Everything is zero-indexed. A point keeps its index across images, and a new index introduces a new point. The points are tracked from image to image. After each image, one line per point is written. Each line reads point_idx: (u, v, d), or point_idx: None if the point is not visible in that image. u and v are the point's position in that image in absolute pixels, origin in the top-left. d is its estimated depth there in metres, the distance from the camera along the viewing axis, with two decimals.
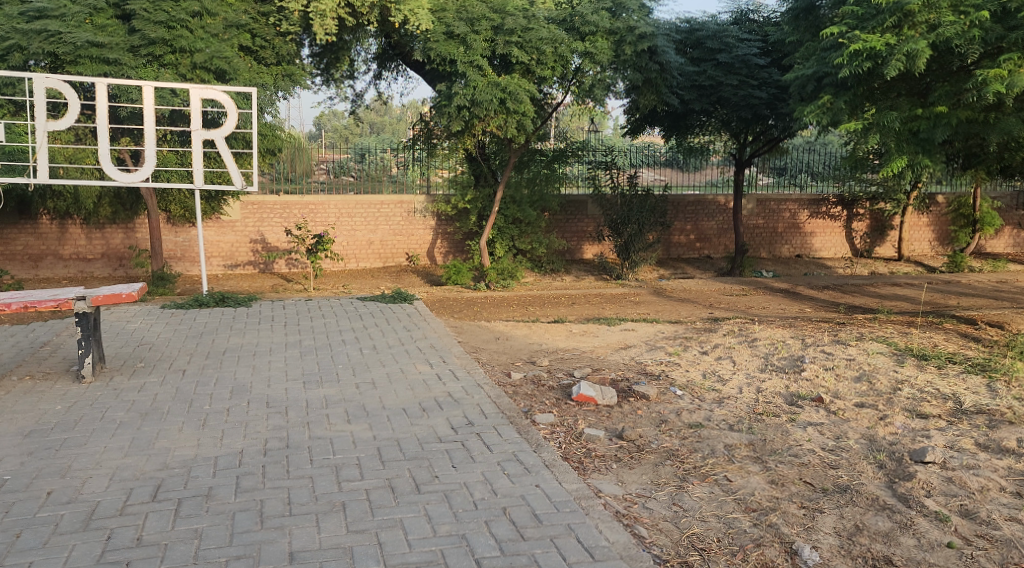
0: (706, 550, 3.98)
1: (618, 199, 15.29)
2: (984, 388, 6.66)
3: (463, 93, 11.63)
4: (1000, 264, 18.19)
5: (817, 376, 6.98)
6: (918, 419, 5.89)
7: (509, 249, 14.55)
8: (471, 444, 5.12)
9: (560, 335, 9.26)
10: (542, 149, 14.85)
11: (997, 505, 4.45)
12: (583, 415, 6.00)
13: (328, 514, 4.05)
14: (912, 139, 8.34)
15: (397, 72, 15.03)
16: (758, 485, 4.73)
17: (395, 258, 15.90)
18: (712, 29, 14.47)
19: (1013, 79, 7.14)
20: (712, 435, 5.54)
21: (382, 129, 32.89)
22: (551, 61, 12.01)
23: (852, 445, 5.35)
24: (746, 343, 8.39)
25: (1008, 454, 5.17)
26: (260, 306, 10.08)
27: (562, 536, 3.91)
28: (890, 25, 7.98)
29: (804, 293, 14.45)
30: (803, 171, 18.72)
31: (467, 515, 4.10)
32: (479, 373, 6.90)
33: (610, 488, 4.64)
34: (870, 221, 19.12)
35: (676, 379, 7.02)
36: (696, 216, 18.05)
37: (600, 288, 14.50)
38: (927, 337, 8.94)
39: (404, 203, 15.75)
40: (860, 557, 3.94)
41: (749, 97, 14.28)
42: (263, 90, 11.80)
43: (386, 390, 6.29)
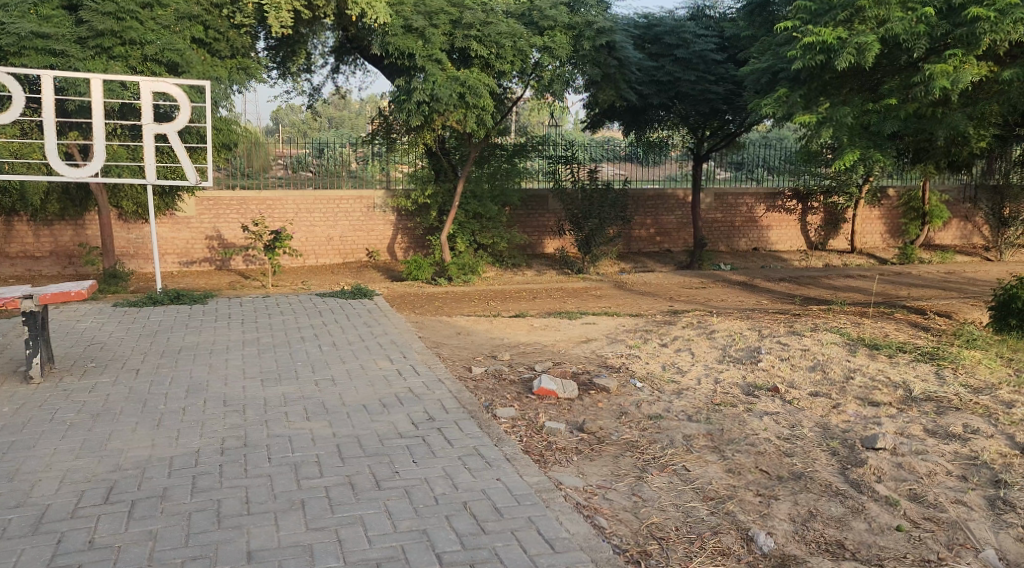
0: (665, 539, 4.04)
1: (579, 193, 15.38)
2: (933, 375, 6.87)
3: (423, 88, 11.58)
4: (948, 256, 18.70)
5: (773, 367, 7.12)
6: (870, 407, 6.05)
7: (470, 243, 14.49)
8: (432, 439, 5.12)
9: (522, 329, 9.28)
10: (502, 144, 14.77)
11: (945, 489, 4.59)
12: (544, 408, 6.02)
13: (287, 512, 4.02)
14: (864, 133, 8.51)
15: (354, 66, 14.86)
16: (715, 474, 4.81)
17: (355, 254, 15.80)
18: (670, 25, 14.65)
19: (958, 74, 7.34)
20: (671, 426, 5.62)
21: (342, 123, 32.29)
22: (510, 56, 11.97)
23: (806, 433, 5.47)
24: (705, 335, 8.51)
25: (955, 439, 5.33)
26: (216, 303, 9.92)
27: (523, 529, 3.93)
28: (842, 20, 8.16)
29: (761, 285, 14.69)
30: (760, 165, 18.88)
31: (428, 509, 4.10)
32: (440, 368, 6.89)
33: (571, 480, 4.67)
34: (825, 215, 19.44)
35: (636, 371, 7.10)
36: (655, 210, 18.22)
37: (562, 282, 14.57)
38: (879, 326, 9.19)
39: (364, 198, 15.64)
40: (814, 542, 4.04)
41: (707, 92, 14.49)
42: (217, 84, 11.55)
43: (346, 387, 6.24)
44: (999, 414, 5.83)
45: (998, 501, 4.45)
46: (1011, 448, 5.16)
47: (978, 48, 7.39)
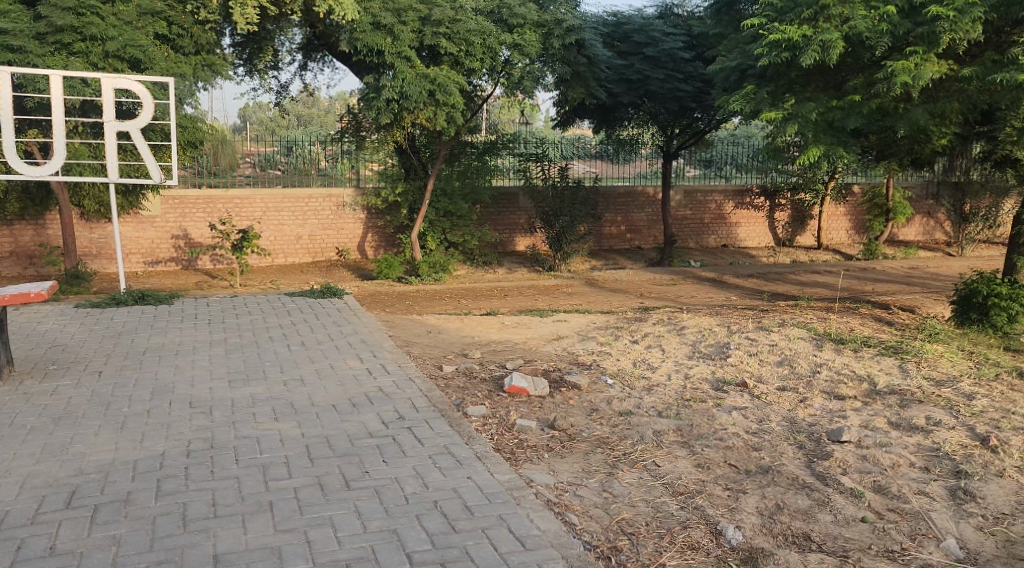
0: (635, 534, 4.07)
1: (549, 191, 15.47)
2: (896, 369, 7.00)
3: (392, 85, 11.53)
4: (912, 251, 19.03)
5: (742, 362, 7.20)
6: (836, 401, 6.14)
7: (440, 242, 14.43)
8: (403, 439, 5.10)
9: (493, 327, 9.28)
10: (472, 141, 14.73)
11: (908, 480, 4.67)
12: (515, 406, 6.02)
13: (254, 514, 3.98)
14: (829, 130, 8.62)
15: (323, 63, 14.72)
16: (685, 469, 4.85)
17: (325, 252, 15.68)
18: (638, 23, 14.77)
19: (919, 72, 7.46)
20: (641, 421, 5.66)
21: (309, 121, 31.97)
22: (480, 53, 11.98)
23: (774, 427, 5.54)
24: (675, 331, 8.57)
25: (918, 431, 5.44)
26: (183, 303, 9.79)
27: (494, 527, 3.93)
28: (807, 18, 8.25)
29: (730, 282, 14.84)
30: (729, 163, 19.07)
31: (399, 509, 4.08)
32: (411, 367, 6.87)
33: (542, 477, 4.68)
34: (792, 211, 19.70)
35: (607, 368, 7.14)
36: (626, 207, 18.32)
37: (533, 279, 14.59)
38: (845, 321, 9.34)
39: (333, 197, 15.53)
40: (781, 535, 4.09)
41: (676, 90, 14.60)
42: (182, 81, 11.39)
43: (315, 387, 6.19)
44: (960, 406, 5.96)
45: (959, 491, 4.54)
46: (971, 439, 5.27)
47: (938, 47, 7.54)
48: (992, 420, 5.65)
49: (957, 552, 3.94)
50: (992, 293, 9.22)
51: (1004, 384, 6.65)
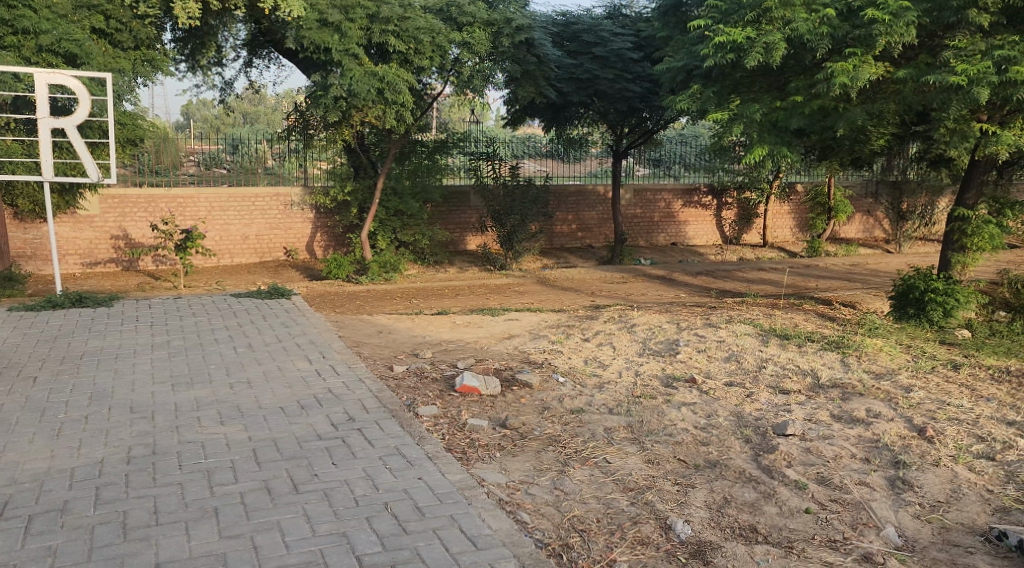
0: (587, 531, 4.09)
1: (500, 190, 15.57)
2: (838, 362, 7.18)
3: (340, 83, 11.34)
4: (852, 249, 19.53)
5: (690, 358, 7.30)
6: (781, 395, 6.27)
7: (391, 241, 14.31)
8: (353, 440, 5.05)
9: (444, 326, 9.26)
10: (422, 140, 14.65)
11: (849, 471, 4.79)
12: (466, 406, 6.01)
13: (198, 520, 3.89)
14: (773, 130, 8.80)
15: (269, 60, 14.50)
16: (635, 465, 4.89)
17: (272, 252, 15.42)
18: (588, 23, 14.93)
19: (858, 73, 7.65)
20: (593, 419, 5.69)
21: (257, 119, 31.46)
22: (429, 51, 11.92)
23: (721, 422, 5.63)
24: (626, 329, 8.66)
25: (858, 423, 5.58)
26: (124, 306, 9.53)
27: (445, 527, 3.92)
28: (750, 19, 8.42)
29: (678, 279, 15.04)
30: (678, 162, 19.30)
31: (348, 512, 4.04)
32: (360, 367, 6.80)
33: (494, 476, 4.68)
34: (738, 210, 20.05)
35: (559, 366, 7.17)
36: (577, 206, 18.40)
37: (485, 278, 14.58)
38: (789, 317, 9.53)
39: (280, 195, 15.28)
40: (728, 527, 4.15)
41: (625, 90, 14.72)
42: (120, 76, 11.09)
43: (262, 389, 6.08)
44: (899, 398, 6.13)
45: (897, 480, 4.68)
46: (909, 430, 5.44)
47: (875, 49, 7.74)
48: (928, 411, 5.83)
49: (895, 540, 4.05)
50: (928, 289, 9.53)
51: (940, 376, 6.87)
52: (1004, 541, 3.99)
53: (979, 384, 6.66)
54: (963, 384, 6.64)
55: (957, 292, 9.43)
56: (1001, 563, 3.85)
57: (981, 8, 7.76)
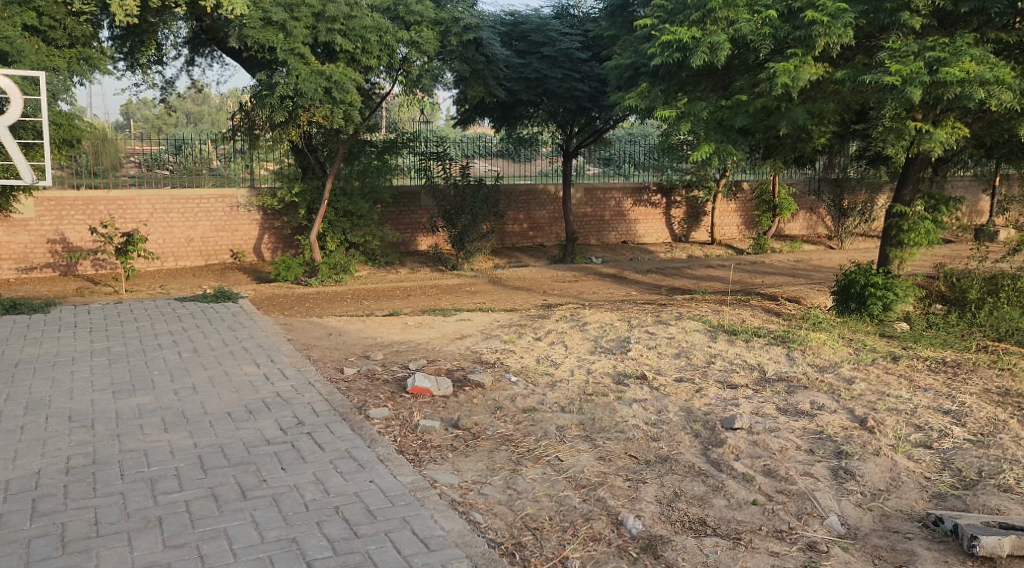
0: (539, 529, 4.10)
1: (451, 189, 15.58)
2: (784, 356, 7.34)
3: (286, 82, 11.18)
4: (796, 245, 20.03)
5: (641, 355, 7.38)
6: (729, 389, 6.38)
7: (341, 242, 14.15)
8: (302, 444, 4.98)
9: (395, 327, 9.21)
10: (372, 140, 14.53)
11: (795, 462, 4.90)
12: (418, 406, 5.97)
13: (141, 531, 3.79)
14: (718, 128, 8.95)
15: (211, 59, 14.24)
16: (587, 462, 4.92)
17: (218, 254, 15.12)
18: (536, 23, 15.00)
19: (798, 73, 7.82)
20: (545, 418, 5.71)
21: (201, 119, 30.84)
22: (376, 51, 11.83)
23: (672, 418, 5.69)
24: (577, 327, 8.71)
25: (803, 415, 5.71)
26: (62, 312, 9.22)
27: (397, 529, 3.89)
28: (696, 20, 8.55)
29: (629, 277, 15.19)
30: (627, 162, 19.61)
31: (297, 517, 3.98)
32: (309, 371, 6.71)
33: (446, 477, 4.65)
34: (687, 208, 20.42)
35: (511, 365, 7.18)
36: (528, 205, 18.39)
37: (437, 278, 14.54)
38: (737, 313, 9.70)
39: (226, 197, 14.98)
40: (678, 521, 4.21)
41: (573, 90, 14.79)
42: (55, 75, 10.72)
43: (208, 395, 5.96)
44: (841, 390, 6.29)
45: (840, 470, 4.80)
46: (851, 421, 5.59)
47: (814, 50, 7.93)
48: (869, 402, 6.00)
49: (838, 528, 4.15)
50: (868, 284, 9.80)
51: (880, 367, 7.08)
52: (940, 526, 4.13)
53: (917, 374, 6.88)
54: (902, 375, 6.85)
55: (896, 286, 9.71)
56: (938, 547, 3.98)
57: (914, 10, 8.01)
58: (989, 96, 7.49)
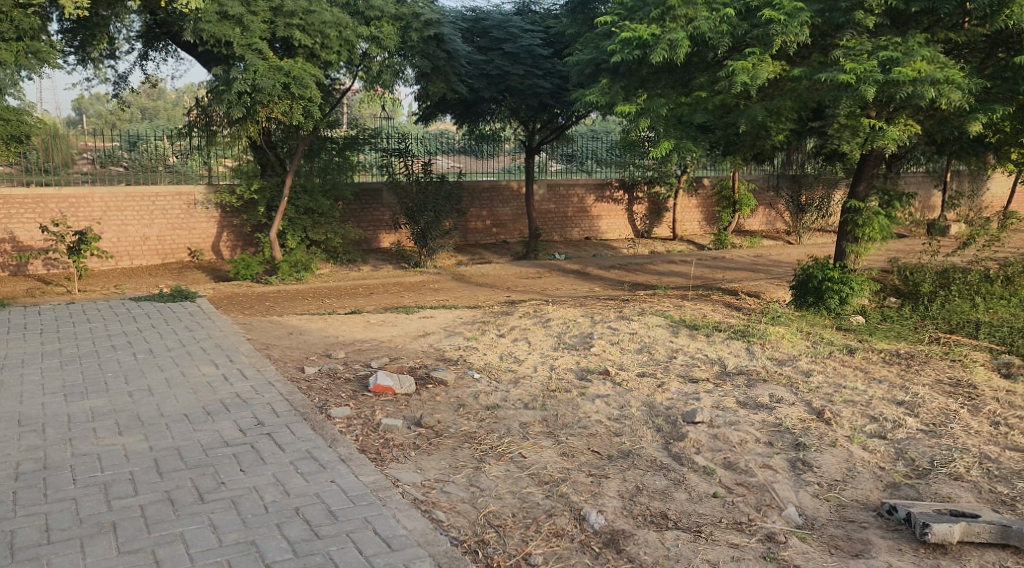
0: (502, 526, 4.10)
1: (413, 186, 15.41)
2: (744, 350, 7.44)
3: (243, 78, 11.00)
4: (756, 240, 20.31)
5: (604, 351, 7.41)
6: (690, 384, 6.44)
7: (302, 240, 13.96)
8: (262, 445, 4.91)
9: (358, 325, 9.11)
10: (332, 137, 14.40)
11: (754, 455, 4.97)
12: (380, 405, 5.93)
13: (95, 536, 3.71)
14: (678, 125, 9.03)
15: (166, 52, 13.94)
16: (550, 458, 4.93)
17: (175, 254, 14.82)
18: (497, 19, 14.98)
19: (757, 71, 7.93)
20: (508, 414, 5.71)
21: (156, 114, 30.34)
22: (337, 46, 11.69)
23: (634, 413, 5.73)
24: (540, 324, 8.71)
25: (762, 408, 5.79)
26: (10, 313, 8.96)
27: (359, 530, 3.85)
28: (655, 17, 8.63)
29: (592, 273, 15.26)
30: (590, 158, 19.70)
31: (256, 519, 3.92)
32: (269, 370, 6.62)
33: (408, 476, 4.63)
34: (648, 204, 20.58)
35: (474, 362, 7.15)
36: (491, 202, 18.34)
37: (400, 276, 14.45)
38: (698, 308, 9.79)
39: (183, 194, 14.70)
40: (640, 516, 4.24)
41: (535, 86, 14.76)
42: (1, 69, 10.42)
43: (164, 396, 5.85)
44: (799, 383, 6.40)
45: (798, 462, 4.88)
46: (809, 413, 5.68)
47: (771, 48, 8.04)
48: (827, 394, 6.10)
49: (796, 519, 4.22)
50: (826, 278, 9.98)
51: (836, 360, 7.20)
52: (894, 514, 4.22)
53: (872, 366, 7.02)
54: (858, 367, 6.99)
55: (852, 280, 9.88)
56: (892, 536, 4.07)
57: (867, 9, 8.18)
58: (939, 95, 7.67)
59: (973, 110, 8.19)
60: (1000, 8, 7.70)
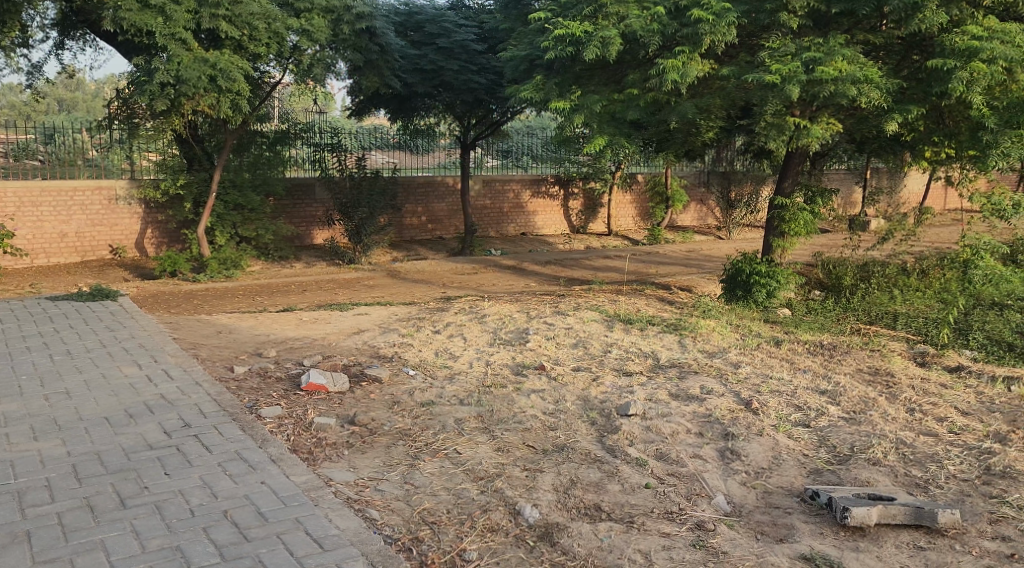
0: (437, 522, 4.08)
1: (347, 181, 15.28)
2: (677, 343, 7.58)
3: (166, 69, 10.66)
4: (689, 236, 20.70)
5: (539, 346, 7.45)
6: (624, 377, 6.52)
7: (231, 237, 13.64)
8: (188, 448, 4.77)
9: (290, 323, 8.94)
10: (263, 131, 14.08)
11: (685, 446, 5.07)
12: (313, 404, 5.82)
13: (7, 547, 3.55)
14: (612, 121, 9.15)
15: (84, 42, 13.39)
16: (486, 454, 4.93)
17: (96, 251, 14.28)
18: (431, 14, 14.91)
19: (687, 69, 8.07)
20: (443, 411, 5.68)
21: (73, 105, 29.32)
22: (265, 38, 11.46)
23: (569, 406, 5.78)
24: (476, 320, 8.70)
25: (693, 400, 5.91)
26: None
27: (290, 531, 3.78)
28: (588, 14, 8.76)
29: (528, 269, 15.31)
30: (526, 154, 19.87)
31: (182, 524, 3.81)
32: (196, 371, 6.43)
33: (342, 475, 4.57)
34: (583, 200, 20.77)
35: (409, 359, 7.10)
36: (426, 197, 18.22)
37: (333, 273, 14.22)
38: (632, 303, 9.93)
39: (103, 189, 14.15)
40: (574, 508, 4.27)
41: (469, 82, 14.70)
42: None
43: (83, 399, 5.63)
44: (728, 373, 6.57)
45: (727, 451, 4.99)
46: (738, 403, 5.82)
47: (700, 47, 8.18)
48: (755, 385, 6.27)
49: (725, 507, 4.32)
50: (753, 272, 10.22)
51: (764, 352, 7.40)
52: (817, 500, 4.35)
53: (798, 357, 7.24)
54: (784, 357, 7.21)
55: (778, 273, 10.16)
56: (814, 520, 4.20)
57: (791, 11, 8.39)
58: (859, 94, 7.93)
59: (891, 109, 8.50)
60: (913, 11, 8.01)
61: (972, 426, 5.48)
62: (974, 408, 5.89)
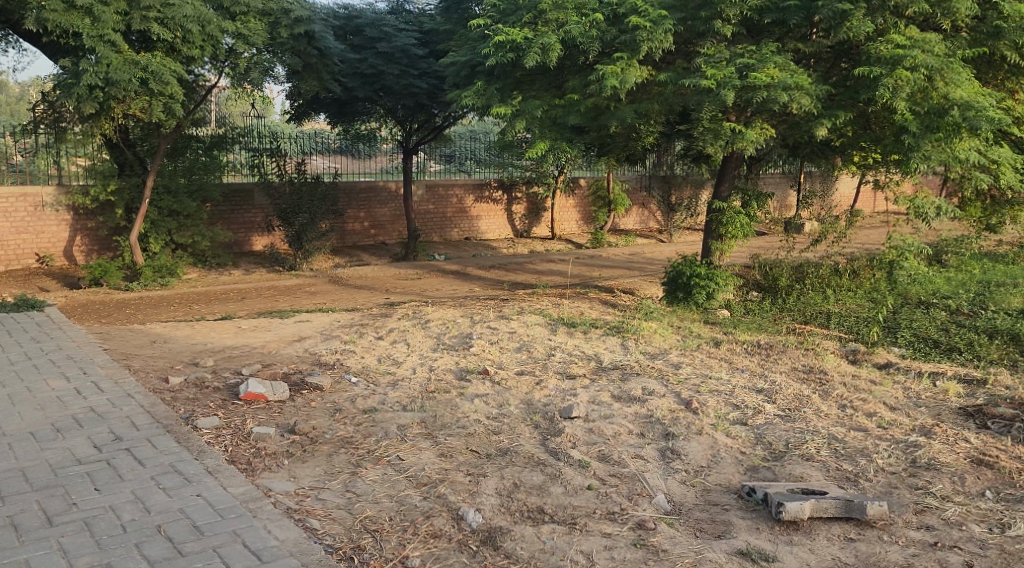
0: (379, 530, 4.03)
1: (286, 186, 15.08)
2: (619, 346, 7.66)
3: (94, 71, 10.30)
4: (631, 240, 20.97)
5: (483, 351, 7.44)
6: (567, 380, 6.56)
7: (166, 244, 13.38)
8: (119, 462, 4.62)
9: (228, 332, 8.74)
10: (198, 136, 13.89)
11: (626, 446, 5.13)
12: (251, 414, 5.70)
13: None
14: (553, 126, 9.22)
15: (6, 43, 12.93)
16: (428, 459, 4.90)
17: (21, 260, 13.74)
18: (371, 17, 14.71)
19: (625, 74, 8.19)
20: (385, 417, 5.63)
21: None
22: (199, 40, 11.21)
23: (512, 411, 5.79)
24: (419, 325, 8.64)
25: (635, 401, 5.97)
26: None
27: (226, 544, 3.69)
28: (527, 20, 8.83)
29: (472, 273, 15.31)
30: (469, 158, 19.81)
31: (113, 540, 3.69)
32: (128, 382, 6.23)
33: (281, 485, 4.49)
34: (527, 204, 20.84)
35: (351, 366, 7.02)
36: (368, 202, 18.00)
37: (273, 279, 13.97)
38: (575, 306, 10.01)
39: (28, 196, 13.64)
40: (517, 511, 4.27)
41: (410, 86, 14.62)
42: None
43: (7, 414, 5.40)
44: (669, 374, 6.67)
45: (667, 451, 5.06)
46: (678, 403, 5.91)
47: (638, 54, 8.29)
48: (694, 385, 6.37)
49: (665, 506, 4.37)
50: (693, 274, 10.42)
51: (704, 352, 7.53)
52: (753, 496, 4.44)
53: (736, 357, 7.39)
54: (723, 357, 7.36)
55: (717, 275, 10.36)
56: (750, 516, 4.28)
57: (725, 19, 8.56)
58: (791, 100, 8.15)
59: (821, 114, 8.75)
60: (842, 19, 8.26)
61: (900, 420, 5.67)
62: (901, 403, 6.08)
